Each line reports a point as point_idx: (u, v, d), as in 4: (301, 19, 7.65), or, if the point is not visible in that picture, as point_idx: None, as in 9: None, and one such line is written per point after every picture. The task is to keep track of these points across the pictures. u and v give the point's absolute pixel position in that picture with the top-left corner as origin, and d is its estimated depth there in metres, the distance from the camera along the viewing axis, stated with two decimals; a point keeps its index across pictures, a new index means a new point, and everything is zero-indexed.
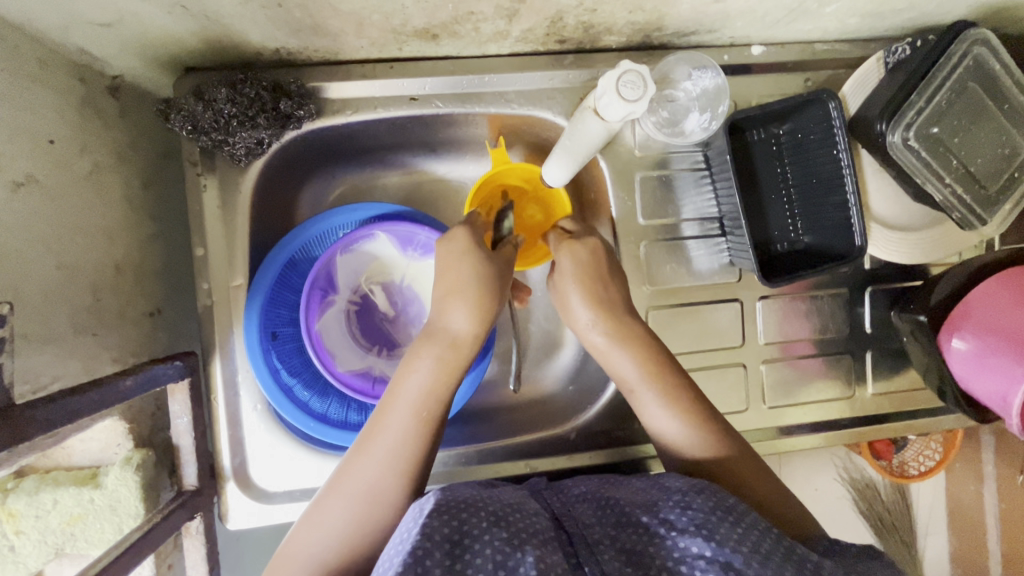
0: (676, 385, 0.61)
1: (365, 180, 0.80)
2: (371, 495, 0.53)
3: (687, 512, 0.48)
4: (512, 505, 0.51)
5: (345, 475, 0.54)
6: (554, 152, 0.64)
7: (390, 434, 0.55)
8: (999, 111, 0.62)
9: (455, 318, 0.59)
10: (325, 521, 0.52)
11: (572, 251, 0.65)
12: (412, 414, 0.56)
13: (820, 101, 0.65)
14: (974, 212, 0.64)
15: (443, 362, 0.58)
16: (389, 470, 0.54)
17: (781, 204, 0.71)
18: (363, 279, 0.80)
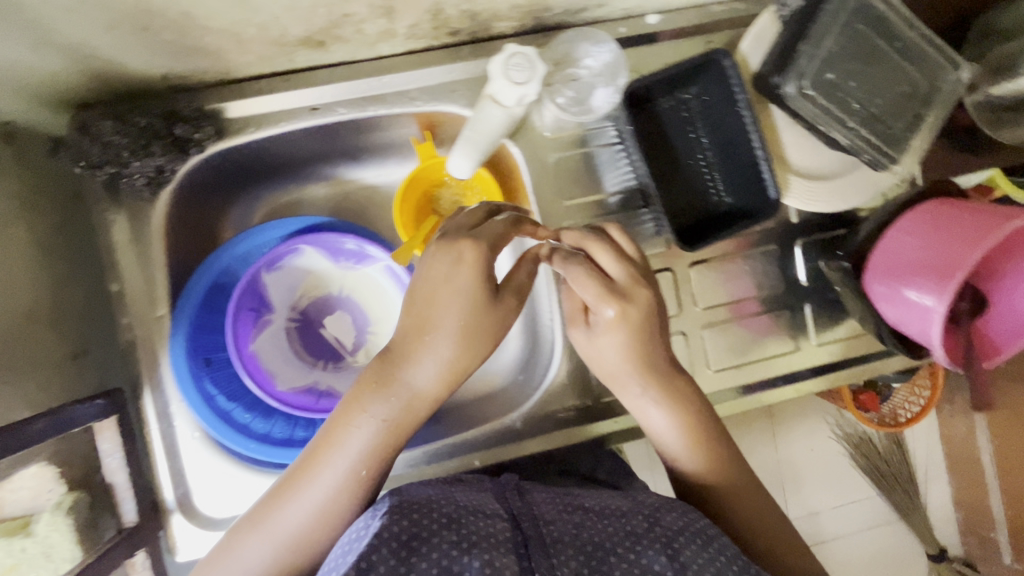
0: (698, 429, 0.61)
1: (292, 197, 0.80)
2: (294, 543, 0.51)
3: (655, 526, 0.50)
4: (470, 504, 0.49)
5: (269, 516, 0.52)
6: (455, 143, 0.62)
7: (320, 485, 0.52)
8: (892, 49, 0.62)
9: (421, 377, 0.54)
10: (243, 559, 0.51)
11: (624, 314, 0.56)
12: (354, 463, 0.53)
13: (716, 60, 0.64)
14: (883, 152, 0.64)
15: (388, 417, 0.54)
16: (316, 518, 0.52)
17: (699, 168, 0.71)
18: (300, 295, 0.79)
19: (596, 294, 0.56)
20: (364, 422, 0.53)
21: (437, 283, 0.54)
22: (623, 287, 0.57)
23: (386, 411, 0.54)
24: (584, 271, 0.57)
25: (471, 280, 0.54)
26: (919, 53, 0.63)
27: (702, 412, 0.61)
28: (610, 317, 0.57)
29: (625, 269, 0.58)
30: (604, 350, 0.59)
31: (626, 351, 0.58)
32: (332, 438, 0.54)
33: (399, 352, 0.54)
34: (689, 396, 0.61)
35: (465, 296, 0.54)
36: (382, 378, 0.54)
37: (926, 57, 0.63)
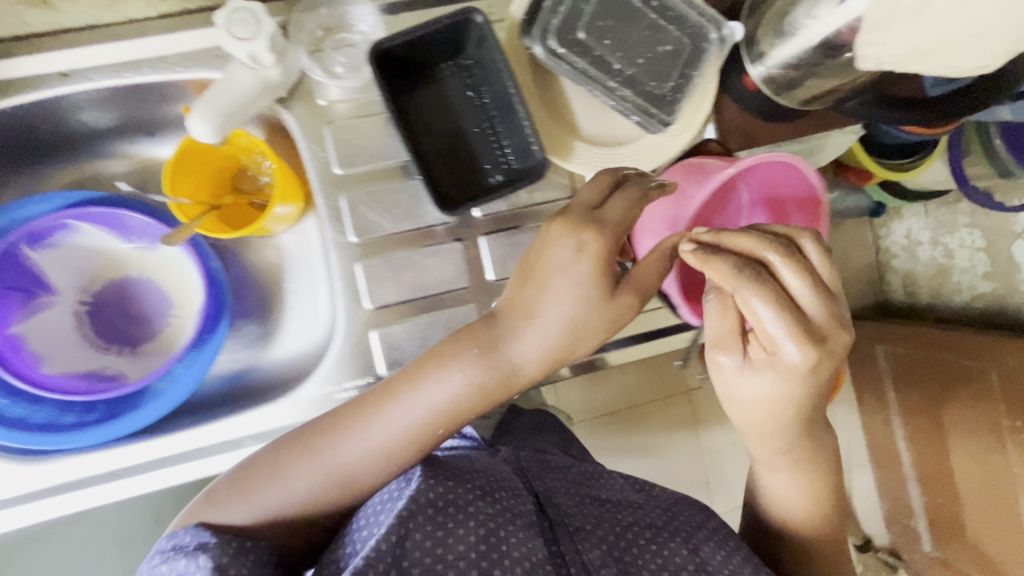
0: (811, 486, 0.66)
1: (89, 173, 0.76)
2: (344, 474, 0.60)
3: (674, 520, 0.65)
4: (506, 483, 0.62)
5: (323, 446, 0.60)
6: (194, 107, 0.58)
7: (379, 432, 0.60)
8: (646, 8, 0.62)
9: (516, 344, 0.61)
10: (294, 475, 0.59)
11: (812, 363, 0.52)
12: (424, 416, 0.60)
13: (471, 22, 0.63)
14: (652, 113, 0.63)
15: (480, 381, 0.61)
16: (376, 455, 0.60)
17: (485, 135, 0.69)
18: (92, 276, 0.76)
19: (795, 343, 0.51)
20: (459, 374, 0.61)
21: (547, 259, 0.59)
22: (818, 328, 0.51)
23: (480, 373, 0.61)
24: (775, 300, 0.50)
25: (586, 270, 0.58)
26: (675, 12, 0.63)
27: (823, 476, 0.66)
28: (786, 358, 0.52)
29: (816, 299, 0.51)
30: (760, 390, 0.56)
31: (776, 395, 0.55)
32: (411, 387, 0.61)
33: (508, 319, 0.61)
34: (813, 469, 0.65)
35: (597, 289, 0.59)
36: (487, 344, 0.61)
37: (684, 16, 0.63)
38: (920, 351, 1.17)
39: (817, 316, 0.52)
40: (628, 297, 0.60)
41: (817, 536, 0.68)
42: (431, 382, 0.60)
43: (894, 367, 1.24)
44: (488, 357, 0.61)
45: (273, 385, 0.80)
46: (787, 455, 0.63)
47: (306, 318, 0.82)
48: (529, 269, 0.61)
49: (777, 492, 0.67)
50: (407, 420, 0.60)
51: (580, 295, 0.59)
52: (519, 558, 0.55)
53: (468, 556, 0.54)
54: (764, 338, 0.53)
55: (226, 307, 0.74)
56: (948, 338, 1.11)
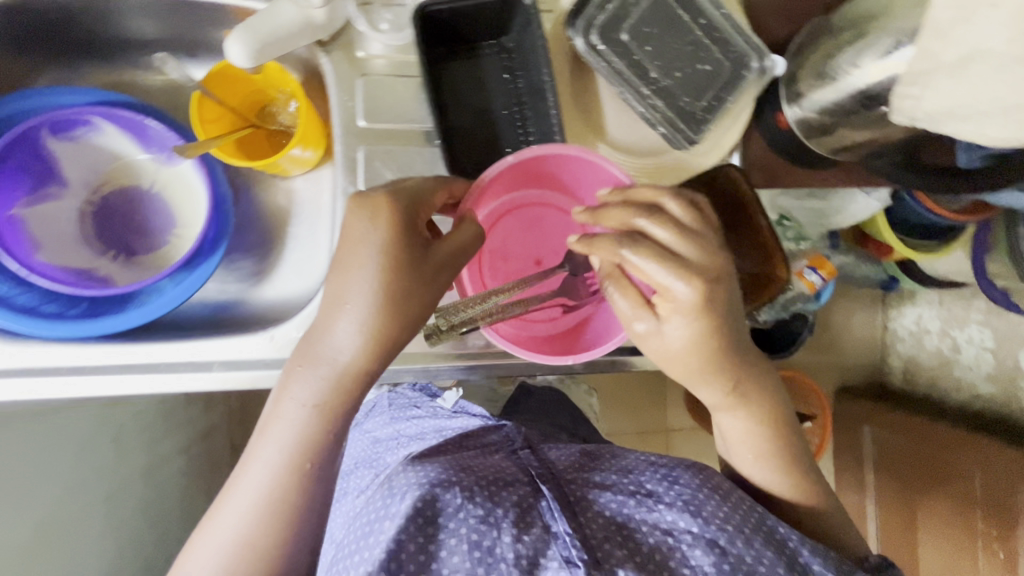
0: (767, 426, 0.67)
1: (124, 81, 0.78)
2: (241, 548, 0.57)
3: (674, 487, 0.63)
4: (504, 479, 0.63)
5: (211, 530, 0.59)
6: (236, 28, 0.60)
7: (255, 484, 0.58)
8: (694, 25, 0.62)
9: (331, 347, 0.56)
10: (198, 558, 0.59)
11: (707, 292, 0.55)
12: (281, 449, 0.58)
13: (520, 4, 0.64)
14: (678, 129, 0.63)
15: (315, 398, 0.57)
16: (254, 512, 0.58)
17: (513, 119, 0.69)
18: (104, 178, 0.77)
19: (681, 280, 0.54)
20: (293, 407, 0.57)
21: (358, 244, 0.55)
22: (694, 263, 0.54)
23: (313, 386, 0.57)
24: (649, 254, 0.54)
25: (380, 246, 0.55)
26: (722, 34, 0.63)
27: (773, 412, 0.67)
28: (682, 298, 0.54)
29: (684, 243, 0.55)
30: (674, 341, 0.58)
31: (696, 335, 0.56)
32: (263, 428, 0.59)
33: (315, 331, 0.57)
34: (778, 453, 0.68)
35: (386, 255, 0.54)
36: (308, 356, 0.57)
37: (729, 39, 0.63)
38: (907, 444, 1.14)
39: (697, 257, 0.55)
40: (442, 259, 0.56)
41: (800, 494, 0.68)
42: (286, 404, 0.57)
43: (877, 451, 1.22)
44: (310, 372, 0.57)
45: (253, 321, 0.80)
46: (733, 394, 0.64)
47: (302, 264, 0.83)
48: (338, 264, 0.56)
49: (731, 442, 0.69)
50: (276, 457, 0.58)
51: (353, 279, 0.55)
52: (513, 557, 0.55)
53: (464, 563, 0.55)
54: (678, 291, 0.54)
55: (225, 232, 0.74)
56: (925, 428, 1.10)
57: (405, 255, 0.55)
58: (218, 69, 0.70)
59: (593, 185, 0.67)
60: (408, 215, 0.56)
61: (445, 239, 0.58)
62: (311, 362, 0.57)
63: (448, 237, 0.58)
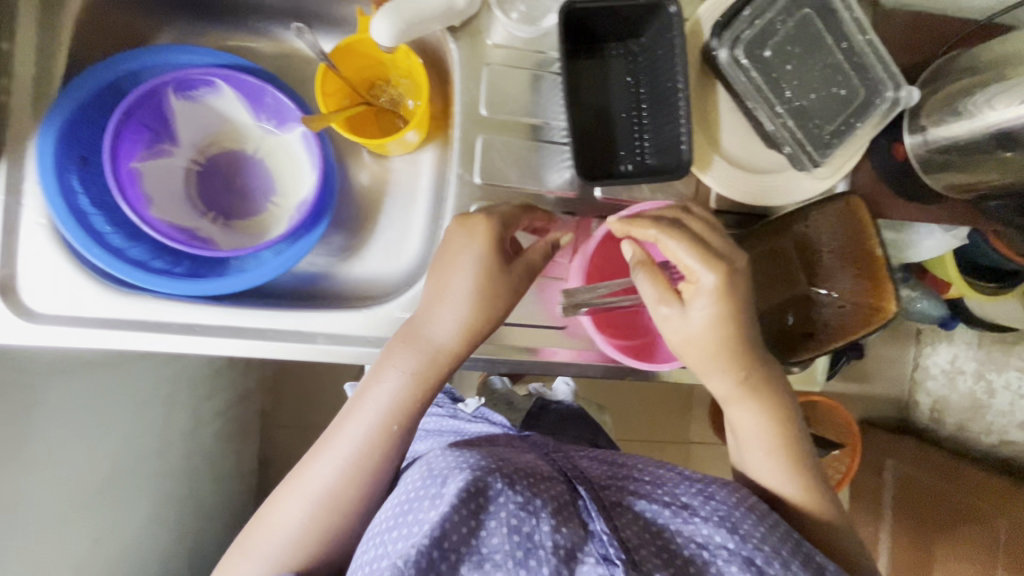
0: (776, 422, 0.66)
1: (233, 44, 0.78)
2: (327, 498, 0.61)
3: (710, 502, 0.58)
4: (540, 472, 0.59)
5: (303, 480, 0.62)
6: (384, 7, 0.60)
7: (348, 444, 0.61)
8: (835, 48, 0.62)
9: (431, 326, 0.62)
10: (284, 518, 0.61)
11: (722, 276, 0.59)
12: (379, 419, 0.61)
13: (664, 10, 0.64)
14: (805, 150, 0.63)
15: (414, 371, 0.61)
16: (344, 473, 0.61)
17: (631, 123, 0.69)
18: (211, 139, 0.77)
19: (703, 262, 0.59)
20: (389, 378, 0.62)
21: (457, 255, 0.61)
22: (718, 250, 0.60)
23: (412, 363, 0.62)
24: (681, 240, 0.59)
25: (480, 254, 0.61)
26: (864, 60, 0.62)
27: (784, 405, 0.66)
28: (705, 283, 0.58)
29: (711, 236, 0.61)
30: (694, 325, 0.61)
31: (715, 321, 0.60)
32: (360, 398, 0.62)
33: (419, 314, 0.63)
34: (792, 457, 0.66)
35: (479, 260, 0.61)
36: (410, 337, 0.62)
37: (868, 65, 0.62)
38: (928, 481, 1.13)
39: (719, 245, 0.61)
40: (520, 268, 0.62)
41: (807, 500, 0.66)
42: (388, 376, 0.61)
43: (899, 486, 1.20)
44: (411, 354, 0.61)
45: (336, 297, 0.81)
46: (743, 383, 0.64)
47: (393, 245, 0.83)
48: (439, 265, 0.62)
49: (741, 441, 0.68)
50: (373, 424, 0.61)
51: (462, 272, 0.61)
52: (552, 547, 0.52)
53: (502, 553, 0.51)
54: (698, 271, 0.59)
55: (329, 208, 0.74)
56: (954, 469, 1.10)
57: (492, 260, 0.61)
58: (345, 43, 0.70)
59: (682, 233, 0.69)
60: (501, 222, 0.63)
61: (529, 250, 0.64)
62: (414, 346, 0.62)
63: (529, 250, 0.64)
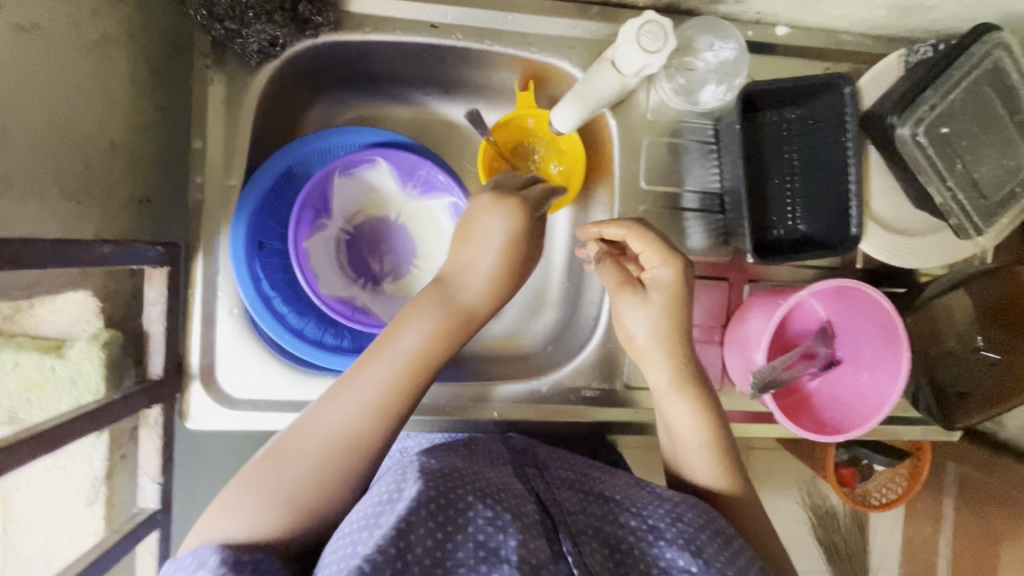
0: (708, 408, 0.63)
1: (373, 111, 0.78)
2: (347, 441, 0.50)
3: (676, 524, 0.49)
4: (501, 486, 0.50)
5: (315, 423, 0.51)
6: (566, 95, 0.62)
7: (373, 386, 0.53)
8: (1010, 121, 0.62)
9: (466, 293, 0.60)
10: (300, 450, 0.50)
11: (673, 266, 0.62)
12: (400, 365, 0.54)
13: (835, 87, 0.65)
14: (971, 220, 0.64)
15: (443, 324, 0.57)
16: (368, 413, 0.52)
17: (783, 188, 0.69)
18: (358, 208, 0.78)
19: (660, 262, 0.62)
20: (409, 336, 0.56)
21: (477, 223, 0.62)
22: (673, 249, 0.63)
23: (433, 318, 0.58)
24: (643, 238, 0.62)
25: (507, 220, 0.61)
26: None
27: (712, 402, 0.64)
28: (662, 276, 0.62)
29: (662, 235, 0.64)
30: (651, 313, 0.63)
31: (670, 305, 0.62)
32: (385, 340, 0.56)
33: (450, 278, 0.61)
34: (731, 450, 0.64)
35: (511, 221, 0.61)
36: (438, 286, 0.61)
37: None
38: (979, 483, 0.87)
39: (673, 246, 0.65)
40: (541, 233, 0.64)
41: (724, 485, 0.62)
42: (410, 327, 0.56)
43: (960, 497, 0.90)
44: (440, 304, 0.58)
45: (479, 354, 0.79)
46: (683, 374, 0.64)
47: (532, 301, 0.81)
48: (462, 232, 0.63)
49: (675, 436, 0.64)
50: (396, 373, 0.54)
51: (488, 223, 0.61)
52: (520, 563, 0.42)
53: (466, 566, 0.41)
54: (652, 259, 0.63)
55: None
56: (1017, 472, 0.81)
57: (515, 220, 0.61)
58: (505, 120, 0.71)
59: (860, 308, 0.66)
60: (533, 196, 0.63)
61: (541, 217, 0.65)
62: (440, 299, 0.59)
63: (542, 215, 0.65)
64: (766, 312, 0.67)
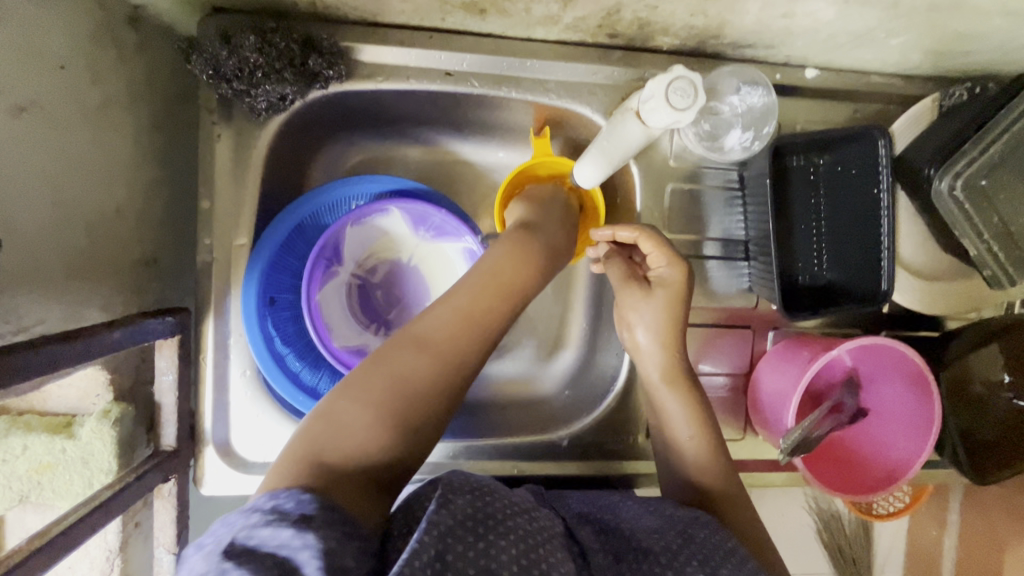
0: (700, 409, 0.62)
1: (383, 152, 0.75)
2: (445, 354, 0.50)
3: (690, 545, 0.48)
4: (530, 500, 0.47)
5: (412, 339, 0.51)
6: (588, 151, 0.61)
7: (466, 311, 0.53)
8: None
9: (545, 245, 0.61)
10: (394, 364, 0.49)
11: (674, 265, 0.62)
12: (490, 290, 0.55)
13: (869, 136, 0.64)
14: (1006, 272, 0.61)
15: (529, 256, 0.59)
16: (463, 332, 0.52)
17: (810, 236, 0.67)
18: (371, 254, 0.75)
19: (667, 262, 0.62)
20: (495, 267, 0.57)
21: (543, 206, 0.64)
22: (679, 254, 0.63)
23: (516, 259, 0.58)
24: (652, 241, 0.62)
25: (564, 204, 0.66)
26: None
27: (707, 407, 0.62)
28: (667, 275, 0.62)
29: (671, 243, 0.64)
30: (649, 309, 0.62)
31: (668, 301, 0.61)
32: (469, 275, 0.57)
33: (533, 232, 0.61)
34: (726, 452, 0.62)
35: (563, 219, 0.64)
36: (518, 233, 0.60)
37: None
38: None
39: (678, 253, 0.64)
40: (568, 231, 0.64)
41: (716, 483, 0.60)
42: (495, 261, 0.57)
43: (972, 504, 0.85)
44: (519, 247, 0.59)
45: (495, 402, 0.78)
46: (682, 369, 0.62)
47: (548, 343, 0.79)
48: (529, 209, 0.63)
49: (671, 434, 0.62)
50: (486, 300, 0.54)
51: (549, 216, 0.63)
52: None
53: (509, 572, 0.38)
54: (659, 258, 0.62)
55: None
56: None
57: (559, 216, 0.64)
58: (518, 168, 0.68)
59: (885, 366, 0.65)
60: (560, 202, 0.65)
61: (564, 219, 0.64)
62: (519, 244, 0.59)
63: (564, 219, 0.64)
64: (793, 365, 0.65)
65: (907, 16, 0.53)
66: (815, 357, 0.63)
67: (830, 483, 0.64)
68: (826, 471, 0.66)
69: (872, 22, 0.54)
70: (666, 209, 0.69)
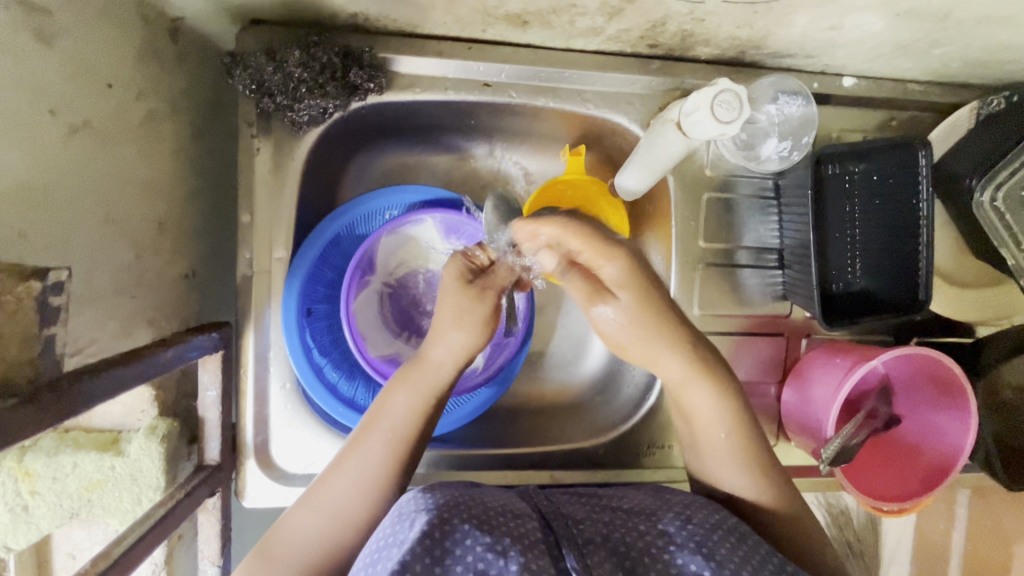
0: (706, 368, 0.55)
1: (413, 161, 0.73)
2: (348, 518, 0.51)
3: (687, 526, 0.46)
4: (513, 508, 0.46)
5: (317, 498, 0.51)
6: (628, 162, 0.61)
7: (364, 466, 0.53)
8: None
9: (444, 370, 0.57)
10: (296, 533, 0.50)
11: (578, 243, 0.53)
12: (390, 442, 0.54)
13: (909, 146, 0.63)
14: None
15: (421, 409, 0.56)
16: (363, 492, 0.52)
17: (844, 244, 0.67)
18: (405, 263, 0.73)
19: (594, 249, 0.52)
20: (392, 418, 0.55)
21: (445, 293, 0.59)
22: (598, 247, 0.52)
23: (410, 410, 0.55)
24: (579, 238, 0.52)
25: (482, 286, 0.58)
26: None
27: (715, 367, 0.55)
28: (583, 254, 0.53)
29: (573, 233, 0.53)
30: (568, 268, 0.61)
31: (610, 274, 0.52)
32: (370, 421, 0.55)
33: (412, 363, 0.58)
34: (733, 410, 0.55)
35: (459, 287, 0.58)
36: (411, 363, 0.58)
37: None
38: None
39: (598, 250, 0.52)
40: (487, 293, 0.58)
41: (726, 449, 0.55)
42: (391, 410, 0.55)
43: None
44: (415, 389, 0.56)
45: (525, 408, 0.78)
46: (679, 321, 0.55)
47: (577, 349, 0.79)
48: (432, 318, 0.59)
49: (696, 419, 0.57)
50: (385, 455, 0.53)
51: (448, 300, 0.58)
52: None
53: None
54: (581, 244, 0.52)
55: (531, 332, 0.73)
56: None
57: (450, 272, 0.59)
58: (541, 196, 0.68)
59: (906, 373, 0.66)
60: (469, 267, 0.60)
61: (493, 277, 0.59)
62: (415, 381, 0.57)
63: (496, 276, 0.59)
64: (829, 376, 0.65)
65: (954, 28, 0.53)
66: (851, 369, 0.62)
67: (869, 492, 0.65)
68: (865, 480, 0.66)
69: (919, 34, 0.54)
70: (703, 217, 0.68)
